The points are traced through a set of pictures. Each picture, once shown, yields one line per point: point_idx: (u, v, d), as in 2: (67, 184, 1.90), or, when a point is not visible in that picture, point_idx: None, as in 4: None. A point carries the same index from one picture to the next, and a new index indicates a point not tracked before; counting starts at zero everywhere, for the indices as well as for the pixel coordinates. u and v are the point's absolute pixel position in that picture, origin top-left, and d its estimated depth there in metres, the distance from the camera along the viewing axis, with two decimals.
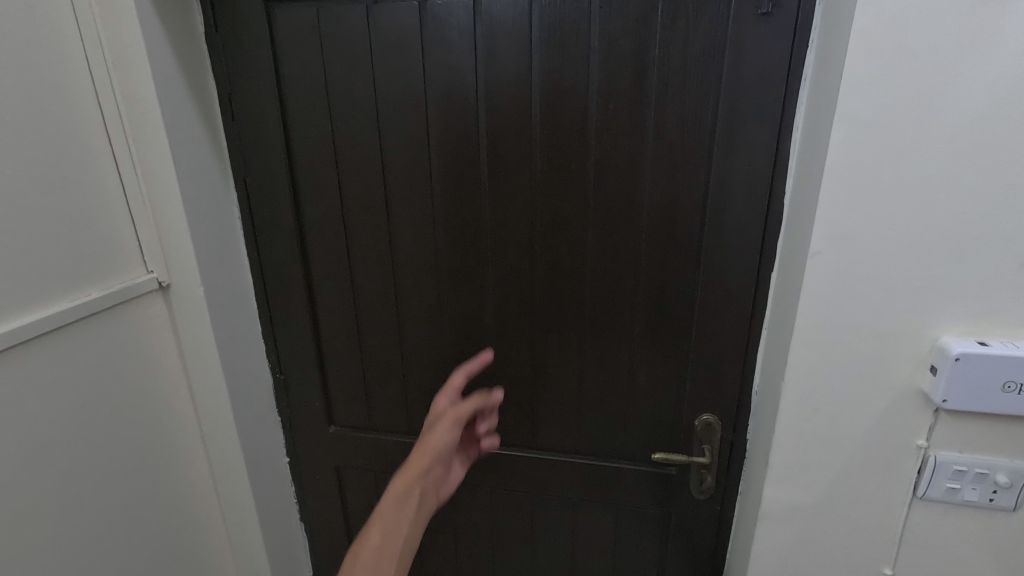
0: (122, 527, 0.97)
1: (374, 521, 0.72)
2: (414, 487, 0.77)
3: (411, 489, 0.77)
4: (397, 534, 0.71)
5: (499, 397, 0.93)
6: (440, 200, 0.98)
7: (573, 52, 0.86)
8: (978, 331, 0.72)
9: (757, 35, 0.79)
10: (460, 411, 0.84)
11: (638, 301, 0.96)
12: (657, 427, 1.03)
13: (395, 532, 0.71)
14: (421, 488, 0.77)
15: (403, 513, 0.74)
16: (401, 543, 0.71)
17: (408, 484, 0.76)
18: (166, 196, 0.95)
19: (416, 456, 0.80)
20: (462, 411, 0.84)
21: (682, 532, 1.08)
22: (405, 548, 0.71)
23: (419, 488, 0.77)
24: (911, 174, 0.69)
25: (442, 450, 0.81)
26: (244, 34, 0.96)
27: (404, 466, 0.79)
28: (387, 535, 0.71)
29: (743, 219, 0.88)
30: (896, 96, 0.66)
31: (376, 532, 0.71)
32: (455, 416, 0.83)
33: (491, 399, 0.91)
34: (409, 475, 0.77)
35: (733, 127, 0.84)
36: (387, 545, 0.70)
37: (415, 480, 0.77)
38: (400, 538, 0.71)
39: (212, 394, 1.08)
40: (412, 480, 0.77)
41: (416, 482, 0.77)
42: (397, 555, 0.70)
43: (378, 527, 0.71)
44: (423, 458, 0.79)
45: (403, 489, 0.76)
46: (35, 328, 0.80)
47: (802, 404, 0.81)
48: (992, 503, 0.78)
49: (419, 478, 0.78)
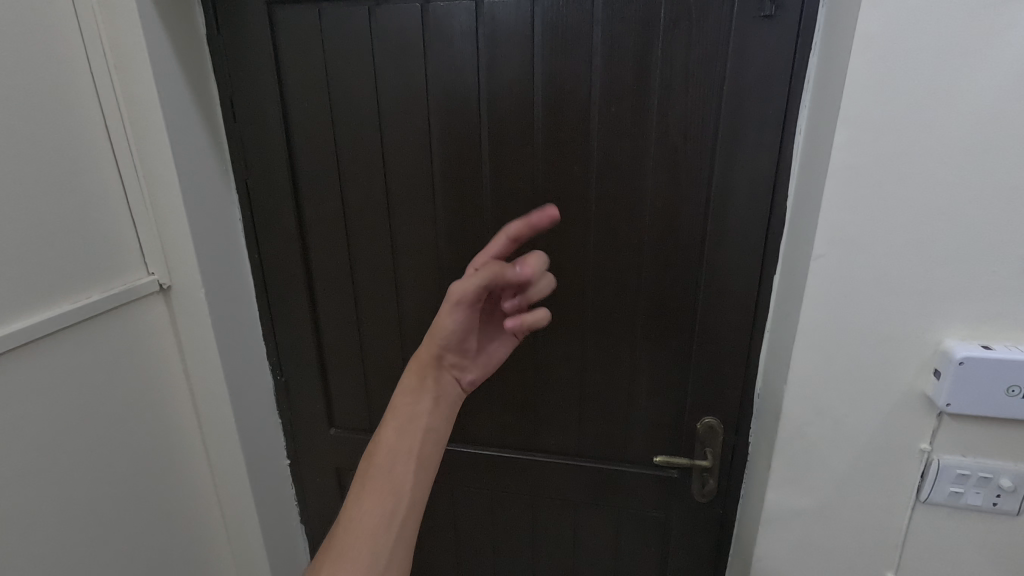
0: (122, 529, 0.97)
1: (387, 422, 0.70)
2: (427, 381, 0.70)
3: (425, 376, 0.70)
4: (411, 437, 0.69)
5: (524, 272, 0.64)
6: (441, 202, 0.98)
7: (576, 54, 0.86)
8: (982, 335, 0.72)
9: (760, 38, 0.79)
10: (462, 294, 0.64)
11: (641, 303, 0.96)
12: (659, 429, 1.03)
13: (405, 442, 0.69)
14: (436, 380, 0.71)
15: (414, 412, 0.70)
16: (413, 451, 0.70)
17: (419, 378, 0.70)
18: (167, 197, 0.95)
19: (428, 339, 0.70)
20: (466, 292, 0.65)
21: (684, 535, 1.08)
22: (419, 455, 0.70)
23: (433, 376, 0.70)
24: (915, 177, 0.68)
25: (449, 335, 0.67)
26: (246, 36, 0.96)
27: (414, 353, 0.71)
28: (398, 443, 0.69)
29: (745, 223, 0.87)
30: (900, 99, 0.66)
31: (389, 436, 0.70)
32: (454, 298, 0.65)
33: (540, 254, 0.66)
34: (414, 372, 0.70)
35: (735, 129, 0.83)
36: (399, 450, 0.69)
37: (425, 376, 0.70)
38: (412, 444, 0.69)
39: (213, 396, 1.08)
40: (422, 378, 0.70)
41: (427, 371, 0.70)
42: (408, 463, 0.69)
43: (391, 431, 0.70)
44: (433, 347, 0.69)
45: (414, 384, 0.70)
46: (36, 330, 0.80)
47: (805, 407, 0.81)
48: (995, 507, 0.78)
49: (431, 370, 0.70)
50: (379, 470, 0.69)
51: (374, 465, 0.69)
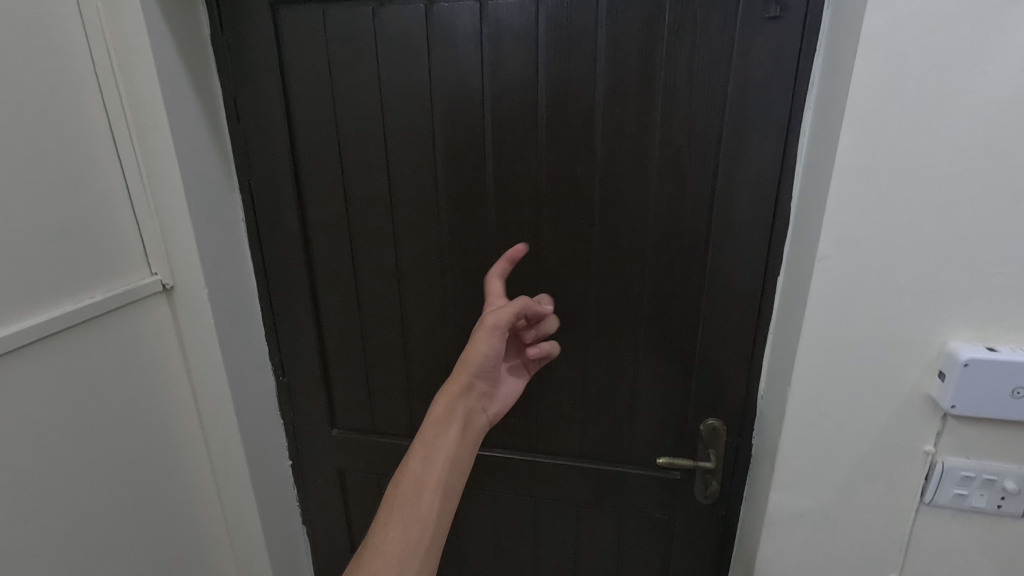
0: (124, 530, 0.96)
1: (413, 451, 0.71)
2: (455, 411, 0.74)
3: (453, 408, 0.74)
4: (439, 462, 0.70)
5: (547, 304, 0.79)
6: (445, 202, 0.98)
7: (580, 56, 0.86)
8: (986, 337, 0.72)
9: (765, 39, 0.79)
10: (499, 319, 0.75)
11: (645, 304, 0.96)
12: (663, 430, 1.02)
13: (433, 468, 0.69)
14: (462, 413, 0.74)
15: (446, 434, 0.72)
16: (441, 477, 0.69)
17: (447, 409, 0.74)
18: (170, 198, 0.95)
19: (458, 372, 0.76)
20: (501, 318, 0.75)
21: (687, 538, 1.08)
22: (445, 483, 0.69)
23: (461, 407, 0.75)
24: (920, 179, 0.68)
25: (484, 361, 0.76)
26: (250, 37, 0.96)
27: (441, 387, 0.76)
28: (426, 468, 0.69)
29: (749, 224, 0.87)
30: (905, 102, 0.66)
31: (417, 462, 0.69)
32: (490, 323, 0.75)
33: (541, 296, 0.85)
34: (444, 401, 0.74)
35: (740, 130, 0.83)
36: (427, 476, 0.68)
37: (453, 405, 0.74)
38: (439, 468, 0.69)
39: (215, 397, 1.08)
40: (451, 407, 0.74)
41: (457, 403, 0.74)
42: (435, 487, 0.68)
43: (418, 459, 0.70)
44: (464, 377, 0.76)
45: (442, 413, 0.73)
46: (38, 330, 0.80)
47: (809, 409, 0.81)
48: (1000, 509, 0.77)
49: (459, 401, 0.75)
50: (404, 496, 0.67)
51: (400, 491, 0.68)
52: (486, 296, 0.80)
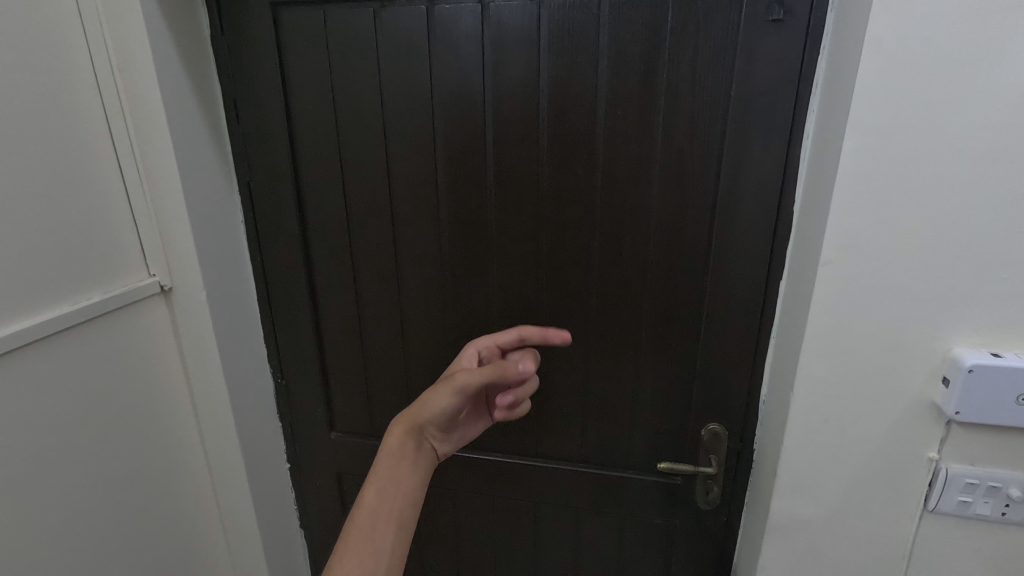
0: (120, 533, 0.95)
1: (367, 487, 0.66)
2: (409, 447, 0.69)
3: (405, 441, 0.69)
4: (393, 501, 0.66)
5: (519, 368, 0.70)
6: (445, 204, 0.97)
7: (581, 58, 0.85)
8: (991, 342, 0.71)
9: (769, 42, 0.79)
10: (467, 382, 0.68)
11: (647, 308, 0.95)
12: (663, 435, 1.02)
13: (387, 508, 0.65)
14: (416, 449, 0.70)
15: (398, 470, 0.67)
16: (395, 513, 0.65)
17: (400, 442, 0.69)
18: (170, 199, 0.95)
19: (413, 412, 0.71)
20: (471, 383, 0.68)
21: (688, 544, 1.07)
22: (399, 517, 0.65)
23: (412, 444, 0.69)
24: (926, 183, 0.68)
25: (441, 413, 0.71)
26: (250, 37, 0.95)
27: (396, 419, 0.70)
28: (380, 508, 0.65)
29: (752, 228, 0.87)
30: (909, 107, 0.66)
31: (370, 499, 0.65)
32: (455, 385, 0.68)
33: (531, 351, 0.78)
34: (398, 435, 0.69)
35: (743, 134, 0.83)
36: (382, 512, 0.65)
37: (409, 437, 0.69)
38: (396, 504, 0.66)
39: (213, 399, 1.07)
40: (404, 443, 0.69)
41: (409, 438, 0.69)
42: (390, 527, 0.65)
43: (371, 496, 0.65)
44: (417, 418, 0.70)
45: (396, 446, 0.68)
46: (34, 332, 0.79)
47: (812, 414, 0.80)
48: (1004, 517, 0.77)
49: (410, 439, 0.69)
50: (356, 538, 0.63)
51: (353, 530, 0.63)
52: (489, 339, 0.80)
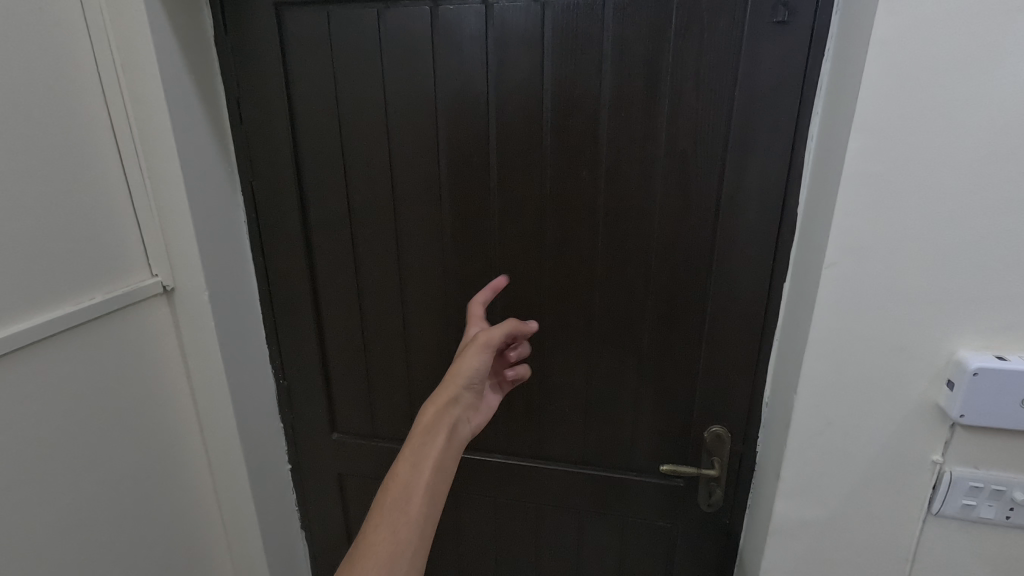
0: (121, 533, 0.95)
1: (402, 458, 0.68)
2: (442, 422, 0.72)
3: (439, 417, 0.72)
4: (427, 471, 0.67)
5: (535, 324, 0.82)
6: (448, 204, 0.97)
7: (585, 59, 0.85)
8: (996, 345, 0.71)
9: (773, 43, 0.79)
10: (490, 338, 0.77)
11: (650, 308, 0.95)
12: (666, 438, 1.01)
13: (422, 475, 0.66)
14: (448, 422, 0.72)
15: (432, 444, 0.69)
16: (428, 485, 0.66)
17: (434, 418, 0.71)
18: (173, 199, 0.94)
19: (446, 383, 0.75)
20: (493, 337, 0.77)
21: (690, 546, 1.07)
22: (431, 490, 0.66)
23: (447, 418, 0.72)
24: (930, 186, 0.68)
25: (471, 378, 0.76)
26: (254, 37, 0.95)
27: (431, 398, 0.74)
28: (415, 475, 0.66)
29: (755, 230, 0.87)
30: (914, 109, 0.66)
31: (406, 466, 0.67)
32: (483, 341, 0.77)
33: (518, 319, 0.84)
34: (432, 409, 0.72)
35: (747, 136, 0.83)
36: (416, 481, 0.65)
37: (441, 412, 0.72)
38: (429, 474, 0.67)
39: (214, 399, 1.07)
40: (438, 418, 0.71)
41: (445, 413, 0.72)
42: (423, 496, 0.65)
43: (407, 464, 0.67)
44: (448, 394, 0.74)
45: (430, 421, 0.71)
46: (36, 332, 0.79)
47: (816, 417, 0.80)
48: (1008, 520, 0.77)
49: (444, 414, 0.72)
50: (391, 504, 0.63)
51: (390, 496, 0.64)
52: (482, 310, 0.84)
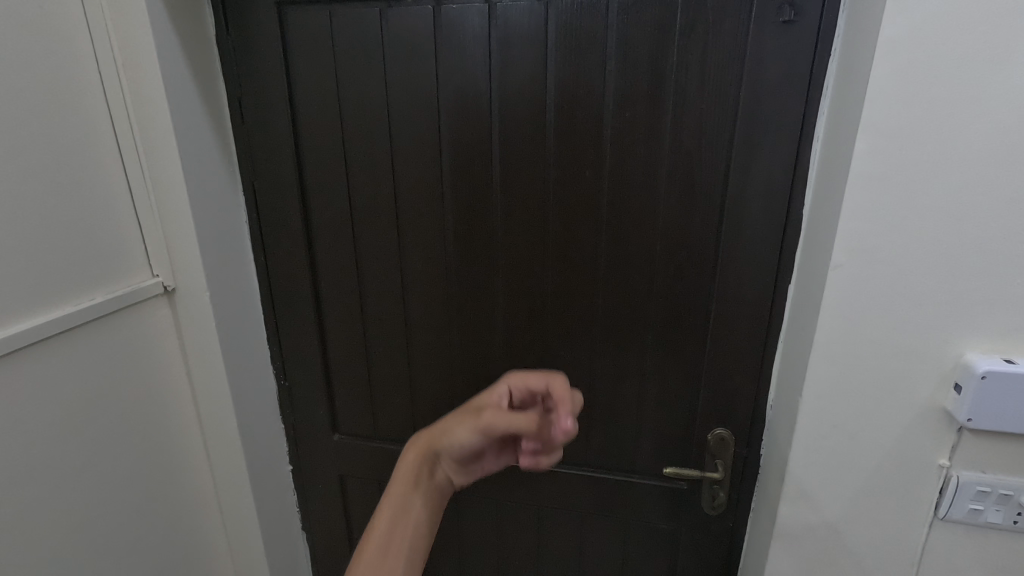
0: (121, 534, 0.95)
1: (379, 514, 0.65)
2: (423, 475, 0.68)
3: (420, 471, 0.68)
4: (405, 529, 0.64)
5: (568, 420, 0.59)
6: (450, 204, 0.97)
7: (589, 58, 0.84)
8: (1004, 349, 0.70)
9: (778, 42, 0.78)
10: (491, 423, 0.64)
11: (653, 310, 0.94)
12: (669, 440, 1.01)
13: (397, 534, 0.64)
14: (429, 474, 0.68)
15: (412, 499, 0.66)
16: (405, 542, 0.64)
17: (413, 471, 0.67)
18: (174, 198, 0.94)
19: (429, 442, 0.69)
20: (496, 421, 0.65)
21: (693, 549, 1.06)
22: (408, 548, 0.64)
23: (428, 471, 0.68)
24: (938, 187, 0.67)
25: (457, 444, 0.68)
26: (256, 35, 0.94)
27: (411, 445, 0.70)
28: (391, 533, 0.63)
29: (760, 231, 0.86)
30: (922, 110, 0.65)
31: (381, 523, 0.64)
32: (482, 422, 0.65)
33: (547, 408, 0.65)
34: (411, 460, 0.68)
35: (752, 136, 0.82)
36: (393, 539, 0.63)
37: (423, 465, 0.68)
38: (409, 531, 0.64)
39: (215, 400, 1.06)
40: (417, 472, 0.67)
41: (425, 467, 0.68)
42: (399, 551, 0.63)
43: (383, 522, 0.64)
44: (434, 444, 0.69)
45: (410, 473, 0.67)
46: (36, 333, 0.78)
47: (821, 420, 0.79)
48: (1016, 525, 0.76)
49: (426, 463, 0.68)
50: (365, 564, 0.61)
51: (364, 554, 0.62)
52: (522, 379, 0.69)
